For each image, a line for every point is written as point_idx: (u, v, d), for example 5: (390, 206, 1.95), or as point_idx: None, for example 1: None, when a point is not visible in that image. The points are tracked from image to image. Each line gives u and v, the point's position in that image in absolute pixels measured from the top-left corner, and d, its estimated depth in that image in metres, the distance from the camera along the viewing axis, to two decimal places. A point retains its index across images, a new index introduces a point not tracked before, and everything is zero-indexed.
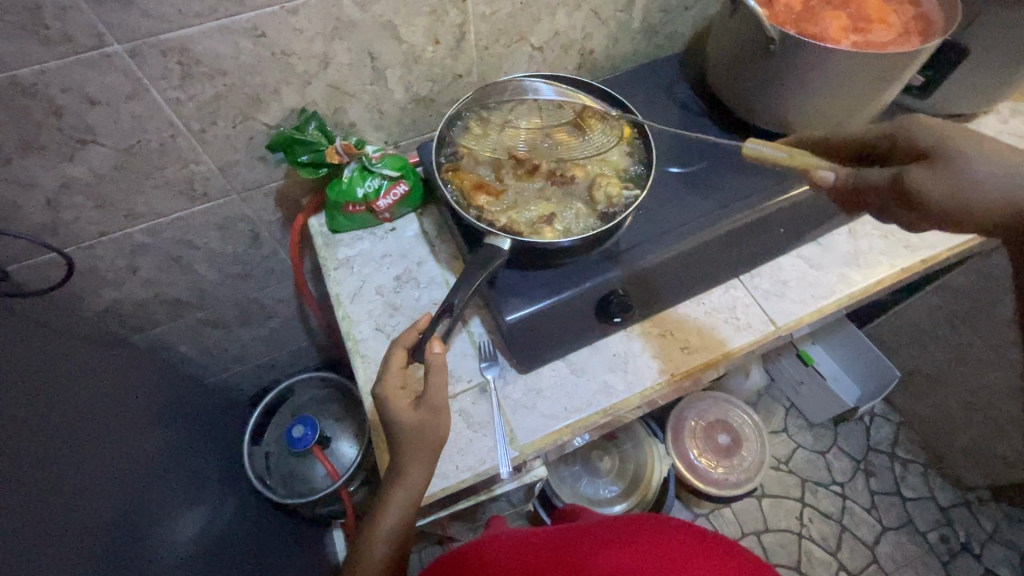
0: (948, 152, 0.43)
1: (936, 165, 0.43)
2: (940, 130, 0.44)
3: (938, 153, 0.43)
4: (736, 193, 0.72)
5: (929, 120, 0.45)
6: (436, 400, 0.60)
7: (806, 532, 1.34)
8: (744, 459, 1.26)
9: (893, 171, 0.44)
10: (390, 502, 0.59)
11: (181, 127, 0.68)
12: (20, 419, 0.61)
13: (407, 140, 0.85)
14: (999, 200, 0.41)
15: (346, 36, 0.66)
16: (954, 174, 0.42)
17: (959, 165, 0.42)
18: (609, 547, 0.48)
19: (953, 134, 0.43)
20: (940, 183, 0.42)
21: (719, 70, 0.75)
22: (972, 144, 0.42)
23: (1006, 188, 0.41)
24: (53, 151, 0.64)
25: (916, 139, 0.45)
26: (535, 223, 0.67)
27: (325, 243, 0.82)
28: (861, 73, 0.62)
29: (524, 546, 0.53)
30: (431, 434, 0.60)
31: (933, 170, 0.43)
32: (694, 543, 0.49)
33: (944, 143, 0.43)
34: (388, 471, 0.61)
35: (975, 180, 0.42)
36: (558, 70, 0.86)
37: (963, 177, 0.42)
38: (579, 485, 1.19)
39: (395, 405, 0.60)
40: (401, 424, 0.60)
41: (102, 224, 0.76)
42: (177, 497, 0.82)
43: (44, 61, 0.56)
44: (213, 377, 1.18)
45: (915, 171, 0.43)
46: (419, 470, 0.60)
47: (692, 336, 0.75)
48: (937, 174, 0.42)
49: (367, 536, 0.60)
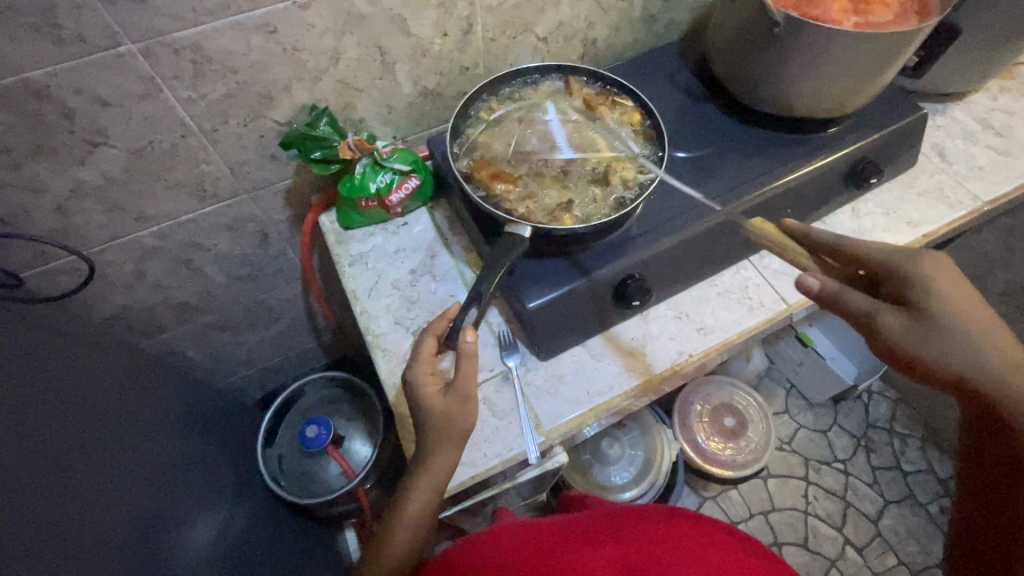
0: (931, 313, 0.53)
1: (917, 319, 0.53)
2: (932, 285, 0.54)
3: (920, 311, 0.53)
4: (743, 176, 0.74)
5: (925, 267, 0.54)
6: (464, 388, 0.61)
7: (811, 509, 1.37)
8: (751, 440, 1.28)
9: (872, 311, 0.54)
10: (415, 490, 0.60)
11: (191, 126, 0.68)
12: (27, 428, 0.59)
13: (415, 134, 0.85)
14: (944, 364, 0.53)
15: (356, 30, 0.67)
16: (926, 333, 0.53)
17: (927, 327, 0.53)
18: (613, 541, 0.49)
19: (937, 299, 0.53)
20: (908, 335, 0.53)
21: (721, 56, 0.77)
22: (946, 309, 0.53)
23: (951, 357, 0.53)
24: (65, 154, 0.64)
25: (911, 286, 0.54)
26: (554, 210, 0.68)
27: (337, 240, 0.82)
28: (865, 53, 0.63)
29: (532, 533, 0.53)
30: (458, 422, 0.61)
31: (908, 324, 0.53)
32: (705, 539, 0.49)
33: (933, 299, 0.53)
34: (414, 459, 0.62)
35: (940, 345, 0.53)
36: (561, 60, 0.87)
37: (930, 336, 0.53)
38: (591, 472, 1.20)
39: (424, 393, 0.61)
40: (429, 411, 0.60)
41: (111, 227, 0.75)
42: (196, 500, 0.81)
43: (56, 62, 0.56)
44: (221, 381, 1.17)
45: (891, 320, 0.53)
46: (445, 457, 0.60)
47: (707, 317, 0.76)
48: (910, 329, 0.53)
49: (390, 520, 0.61)
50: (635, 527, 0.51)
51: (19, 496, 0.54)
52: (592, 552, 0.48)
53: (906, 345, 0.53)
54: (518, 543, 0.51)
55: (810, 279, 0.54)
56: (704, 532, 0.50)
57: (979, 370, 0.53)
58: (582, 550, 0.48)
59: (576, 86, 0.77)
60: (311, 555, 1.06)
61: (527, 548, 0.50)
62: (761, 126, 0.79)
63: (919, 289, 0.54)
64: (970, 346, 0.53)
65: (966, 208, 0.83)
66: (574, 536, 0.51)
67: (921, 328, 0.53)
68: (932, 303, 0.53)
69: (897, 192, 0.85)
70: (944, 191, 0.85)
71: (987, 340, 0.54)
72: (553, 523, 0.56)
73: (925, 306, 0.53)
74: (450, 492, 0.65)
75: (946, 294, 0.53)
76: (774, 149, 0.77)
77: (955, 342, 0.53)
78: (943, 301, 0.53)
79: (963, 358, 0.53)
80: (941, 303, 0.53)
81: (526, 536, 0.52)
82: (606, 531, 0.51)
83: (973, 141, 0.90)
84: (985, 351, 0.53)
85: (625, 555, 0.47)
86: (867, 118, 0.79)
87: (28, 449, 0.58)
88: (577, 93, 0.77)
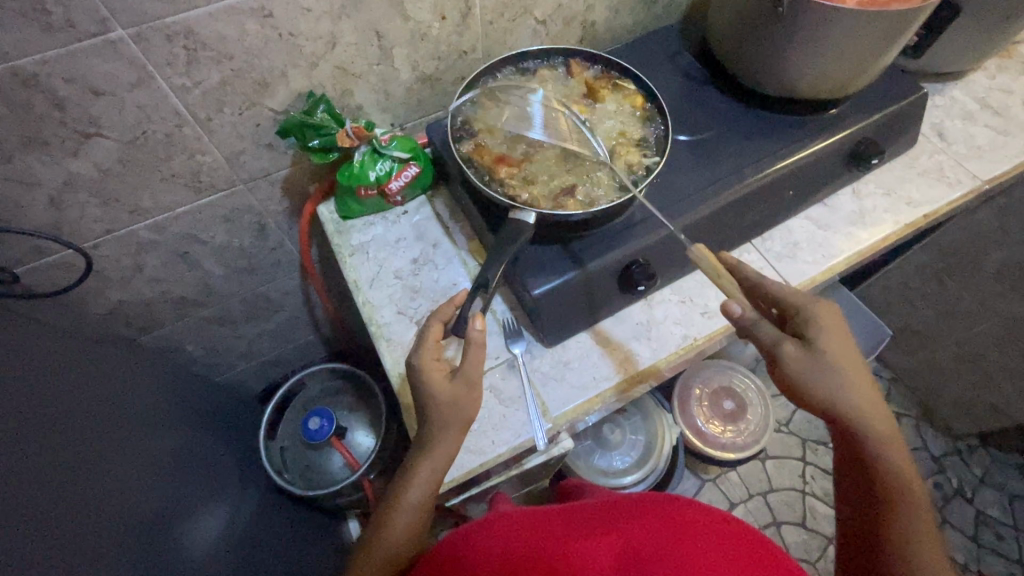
0: (822, 350, 0.57)
1: (814, 354, 0.56)
2: (826, 328, 0.57)
3: (814, 346, 0.57)
4: (743, 158, 0.74)
5: (823, 311, 0.58)
6: (472, 374, 0.61)
7: (808, 489, 1.39)
8: (750, 422, 1.25)
9: (776, 338, 0.58)
10: (417, 477, 0.60)
11: (187, 116, 0.66)
12: (25, 430, 0.58)
13: (414, 121, 0.83)
14: (825, 401, 0.57)
15: (353, 14, 0.65)
16: (819, 370, 0.56)
17: (819, 362, 0.56)
18: (610, 531, 0.48)
19: (831, 341, 0.57)
20: (801, 366, 0.57)
21: (722, 38, 0.76)
22: (836, 352, 0.57)
23: (831, 396, 0.57)
24: (56, 146, 0.62)
25: (809, 323, 0.58)
26: (557, 196, 0.67)
27: (337, 230, 0.81)
28: (867, 32, 0.62)
29: (532, 523, 0.52)
30: (464, 409, 0.61)
31: (806, 357, 0.57)
32: (709, 531, 0.48)
33: (824, 338, 0.57)
34: (416, 446, 0.61)
35: (825, 382, 0.56)
36: (560, 44, 0.86)
37: (821, 371, 0.56)
38: (592, 458, 1.21)
39: (430, 378, 0.60)
40: (435, 398, 0.60)
41: (107, 221, 0.74)
42: (198, 494, 0.81)
43: (45, 50, 0.54)
44: (220, 375, 1.16)
45: (789, 350, 0.57)
46: (450, 442, 0.60)
47: (711, 301, 0.76)
48: (807, 363, 0.56)
49: (391, 505, 0.60)
50: (635, 514, 0.50)
51: (16, 494, 0.53)
52: (591, 545, 0.47)
53: (800, 376, 0.57)
54: (518, 533, 0.50)
55: (733, 304, 0.59)
56: (712, 523, 0.50)
57: (856, 414, 0.57)
58: (582, 540, 0.48)
59: (578, 70, 0.77)
60: (315, 545, 1.06)
61: (526, 538, 0.49)
62: (761, 108, 0.78)
63: (816, 328, 0.57)
64: (849, 391, 0.57)
65: (965, 188, 0.83)
66: (574, 525, 0.50)
67: (813, 361, 0.56)
68: (824, 342, 0.57)
69: (897, 172, 0.85)
70: (942, 171, 0.85)
71: (864, 387, 0.57)
72: (550, 512, 0.55)
73: (820, 344, 0.57)
74: (456, 479, 0.64)
75: (838, 337, 0.57)
76: (777, 131, 0.76)
77: (842, 388, 0.56)
78: (835, 343, 0.57)
79: (842, 400, 0.57)
80: (833, 346, 0.57)
81: (524, 527, 0.51)
82: (607, 521, 0.50)
83: (971, 121, 0.90)
84: (861, 398, 0.57)
85: (624, 546, 0.46)
86: (867, 99, 0.79)
87: (23, 449, 0.57)
88: (578, 77, 0.76)
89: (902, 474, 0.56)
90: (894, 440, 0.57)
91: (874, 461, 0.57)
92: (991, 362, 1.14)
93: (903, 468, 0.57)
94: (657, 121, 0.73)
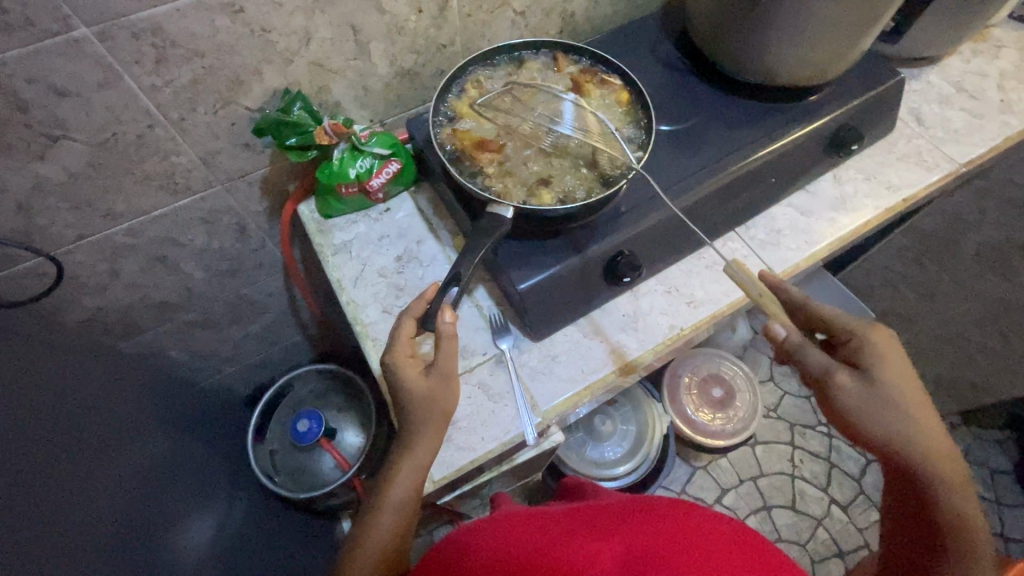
0: (878, 379, 0.56)
1: (869, 384, 0.56)
2: (881, 357, 0.57)
3: (868, 373, 0.57)
4: (726, 145, 0.74)
5: (880, 340, 0.58)
6: (446, 368, 0.61)
7: (797, 472, 1.41)
8: (739, 410, 1.26)
9: (829, 366, 0.58)
10: (396, 475, 0.59)
11: (158, 116, 0.65)
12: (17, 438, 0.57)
13: (393, 116, 0.82)
14: (879, 430, 0.56)
15: (327, 9, 0.64)
16: (873, 399, 0.56)
17: (873, 390, 0.56)
18: (613, 532, 0.48)
19: (884, 370, 0.57)
20: (855, 394, 0.56)
21: (702, 25, 0.76)
22: (892, 381, 0.56)
23: (885, 426, 0.56)
24: (21, 150, 0.61)
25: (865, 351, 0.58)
26: (534, 187, 0.67)
27: (318, 229, 0.79)
28: (844, 18, 0.62)
29: (534, 525, 0.52)
30: (440, 401, 0.60)
31: (860, 386, 0.57)
32: (702, 529, 0.48)
33: (879, 365, 0.57)
34: (396, 443, 0.61)
35: (879, 411, 0.56)
36: (540, 35, 0.85)
37: (875, 400, 0.56)
38: (584, 450, 1.21)
39: (405, 374, 0.60)
40: (411, 394, 0.60)
41: (79, 226, 0.72)
42: (187, 502, 0.79)
43: (6, 50, 0.52)
44: (205, 380, 1.15)
45: (842, 376, 0.57)
46: (428, 440, 0.60)
47: (697, 289, 0.76)
48: (861, 392, 0.56)
49: (374, 506, 0.60)
50: (637, 515, 0.50)
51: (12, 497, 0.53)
52: (594, 547, 0.46)
53: (853, 406, 0.56)
54: (520, 534, 0.50)
55: (777, 327, 0.60)
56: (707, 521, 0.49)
57: (912, 446, 0.56)
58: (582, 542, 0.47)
59: (564, 63, 0.76)
60: (308, 547, 1.05)
61: (527, 539, 0.49)
62: (738, 95, 0.78)
63: (872, 356, 0.57)
64: (904, 424, 0.56)
65: (943, 170, 0.84)
66: (576, 526, 0.50)
67: (866, 389, 0.56)
68: (879, 370, 0.57)
69: (877, 158, 0.86)
70: (921, 155, 0.86)
71: (928, 425, 0.56)
72: (552, 513, 0.55)
73: (874, 372, 0.57)
74: (443, 477, 0.64)
75: (893, 368, 0.57)
76: (757, 119, 0.76)
77: (896, 418, 0.56)
78: (891, 371, 0.57)
79: (898, 432, 0.56)
80: (888, 376, 0.57)
81: (526, 528, 0.51)
82: (609, 523, 0.50)
83: (948, 105, 0.91)
84: (914, 431, 0.56)
85: (626, 547, 0.46)
86: (847, 85, 0.79)
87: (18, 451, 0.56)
88: (564, 70, 0.75)
89: (964, 512, 0.54)
90: (958, 482, 0.55)
91: (937, 497, 0.55)
92: (970, 343, 1.16)
93: (966, 507, 0.54)
94: (642, 117, 0.72)
